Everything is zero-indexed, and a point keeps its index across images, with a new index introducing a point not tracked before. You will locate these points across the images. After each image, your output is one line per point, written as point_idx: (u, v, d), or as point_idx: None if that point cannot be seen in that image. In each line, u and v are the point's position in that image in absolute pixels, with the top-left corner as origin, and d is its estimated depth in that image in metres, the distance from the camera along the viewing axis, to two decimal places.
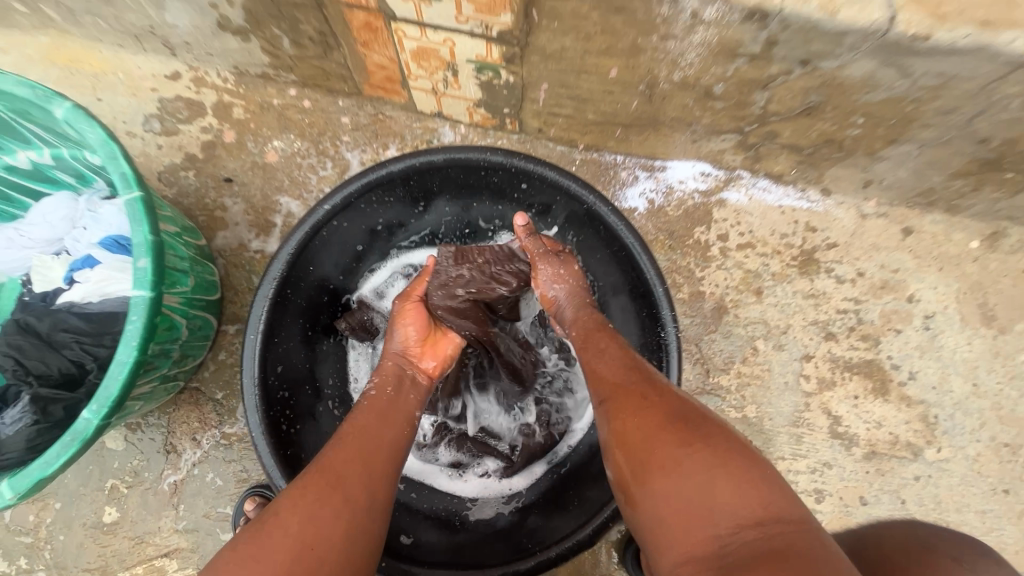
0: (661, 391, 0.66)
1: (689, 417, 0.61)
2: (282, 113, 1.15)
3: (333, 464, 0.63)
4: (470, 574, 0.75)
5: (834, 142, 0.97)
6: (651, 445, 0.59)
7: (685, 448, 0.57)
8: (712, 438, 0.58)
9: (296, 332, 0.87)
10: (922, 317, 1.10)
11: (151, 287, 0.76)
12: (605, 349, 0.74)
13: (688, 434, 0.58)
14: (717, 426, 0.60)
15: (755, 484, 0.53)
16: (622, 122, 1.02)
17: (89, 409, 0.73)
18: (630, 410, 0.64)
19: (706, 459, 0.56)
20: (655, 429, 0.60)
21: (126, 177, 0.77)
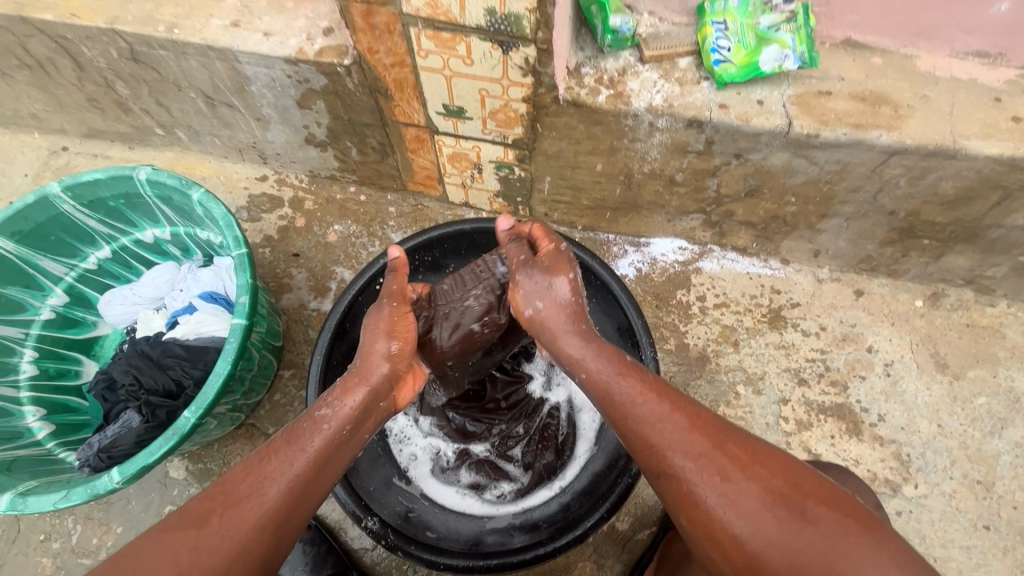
0: (721, 444, 0.69)
1: (772, 481, 0.66)
2: (343, 204, 1.46)
3: (286, 456, 0.72)
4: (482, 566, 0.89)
5: (779, 217, 1.22)
6: (762, 533, 0.63)
7: (792, 529, 0.63)
8: (810, 510, 0.64)
9: (349, 361, 1.10)
10: (883, 365, 1.26)
11: (247, 317, 0.99)
12: (643, 400, 0.73)
13: (790, 513, 0.63)
14: (808, 483, 0.66)
15: (881, 553, 0.60)
16: (610, 206, 1.30)
17: (189, 410, 0.93)
18: (710, 485, 0.66)
19: (822, 542, 0.61)
20: (783, 485, 0.65)
21: (238, 240, 1.05)
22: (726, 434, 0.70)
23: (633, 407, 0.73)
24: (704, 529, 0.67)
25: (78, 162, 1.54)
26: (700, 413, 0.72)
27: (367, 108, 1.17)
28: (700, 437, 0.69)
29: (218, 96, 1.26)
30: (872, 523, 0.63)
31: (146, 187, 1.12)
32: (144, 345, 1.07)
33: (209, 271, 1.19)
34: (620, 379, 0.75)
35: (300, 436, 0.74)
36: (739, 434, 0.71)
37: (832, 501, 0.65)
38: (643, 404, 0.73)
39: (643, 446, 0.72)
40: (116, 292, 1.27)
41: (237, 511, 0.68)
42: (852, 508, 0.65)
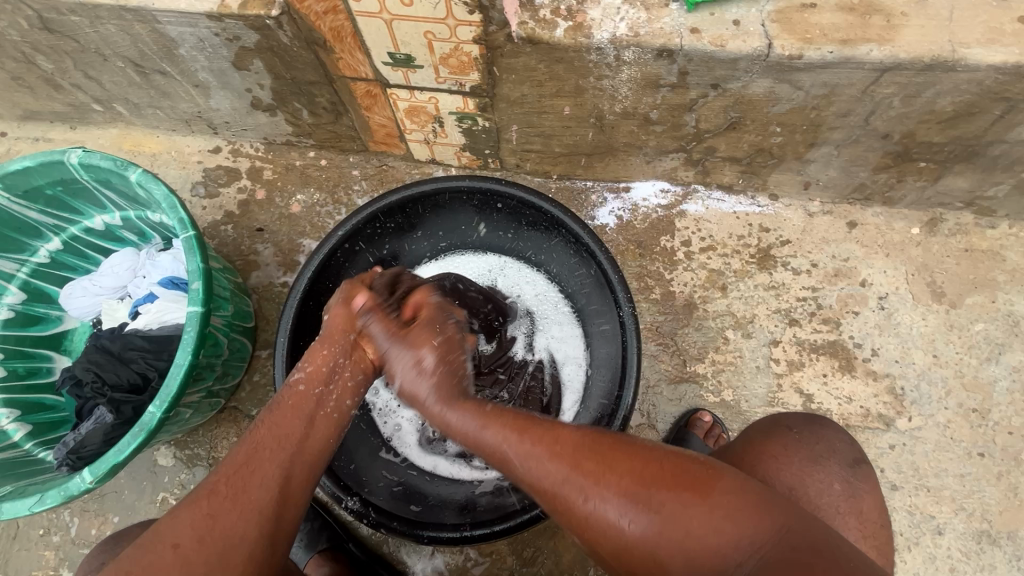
0: (585, 453, 0.64)
1: (635, 477, 0.62)
2: (303, 172, 1.38)
3: (230, 487, 0.63)
4: (474, 529, 0.87)
5: (764, 150, 1.13)
6: (639, 533, 0.60)
7: (653, 523, 0.60)
8: (676, 490, 0.61)
9: None
10: (877, 299, 1.22)
11: (203, 304, 0.94)
12: (508, 442, 0.65)
13: (648, 509, 0.60)
14: (654, 466, 0.62)
15: (739, 514, 0.59)
16: (584, 152, 1.21)
17: (154, 404, 0.90)
18: (583, 505, 0.62)
19: (684, 523, 0.59)
20: (640, 482, 0.61)
21: (184, 222, 0.97)
22: (585, 443, 0.65)
23: (505, 453, 0.65)
24: (596, 544, 0.63)
25: (19, 148, 1.44)
26: (552, 427, 0.67)
27: (309, 64, 1.07)
28: (563, 454, 0.64)
29: (148, 63, 1.15)
30: (726, 486, 0.61)
31: (81, 171, 1.04)
32: (104, 340, 1.04)
33: (168, 254, 1.13)
34: (481, 434, 0.66)
35: (247, 460, 0.65)
36: (593, 437, 0.65)
37: (696, 478, 0.61)
38: (496, 436, 0.66)
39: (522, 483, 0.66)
40: (76, 284, 1.21)
41: (183, 559, 0.60)
42: (697, 474, 0.62)
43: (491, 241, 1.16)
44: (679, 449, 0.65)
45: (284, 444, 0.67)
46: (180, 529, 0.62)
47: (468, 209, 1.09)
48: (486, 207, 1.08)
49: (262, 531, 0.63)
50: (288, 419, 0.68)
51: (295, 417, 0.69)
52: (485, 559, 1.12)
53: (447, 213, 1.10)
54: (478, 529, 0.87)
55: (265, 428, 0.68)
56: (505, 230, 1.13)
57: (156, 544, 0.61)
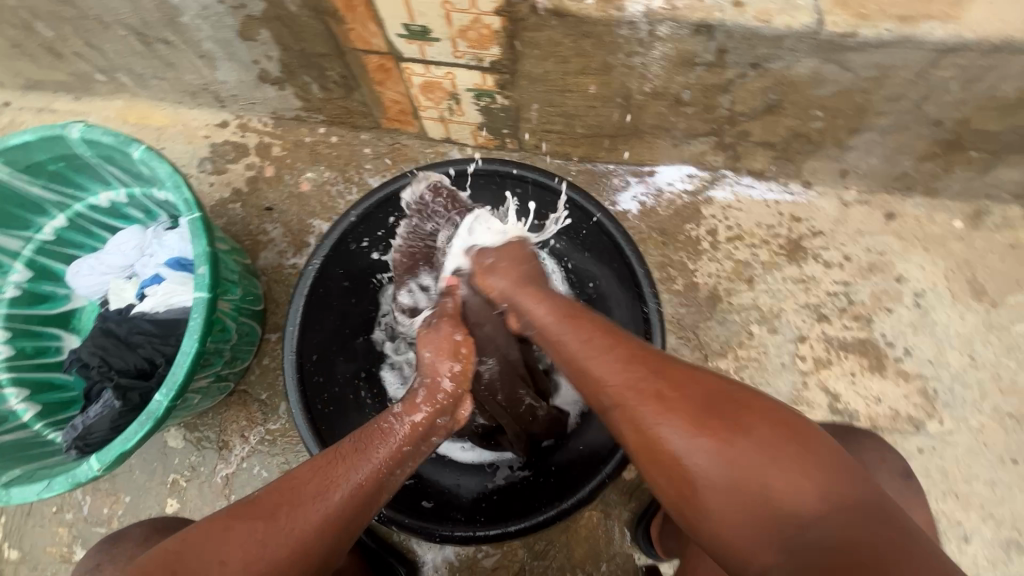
0: (662, 370, 0.61)
1: (708, 400, 0.57)
2: (313, 149, 1.32)
3: (293, 509, 0.61)
4: (489, 531, 0.84)
5: (802, 135, 1.06)
6: (697, 453, 0.55)
7: (723, 447, 0.54)
8: (745, 419, 0.55)
9: (330, 329, 1.00)
10: (912, 295, 1.16)
11: (209, 290, 0.90)
12: (586, 345, 0.67)
13: (720, 428, 0.55)
14: (741, 397, 0.57)
15: (805, 467, 0.52)
16: (608, 133, 1.15)
17: (161, 392, 0.87)
18: (644, 409, 0.59)
19: (747, 458, 0.53)
20: (706, 407, 0.57)
21: (189, 203, 0.93)
22: (673, 367, 0.62)
23: (577, 357, 0.67)
24: (646, 458, 0.59)
25: (23, 119, 1.40)
26: (638, 350, 0.65)
27: (319, 35, 1.01)
28: (642, 367, 0.62)
29: (151, 32, 1.10)
30: (810, 445, 0.53)
31: (83, 146, 1.00)
32: (111, 324, 1.01)
33: (174, 234, 1.09)
34: (557, 337, 0.70)
35: (311, 491, 0.62)
36: (676, 362, 0.62)
37: (776, 418, 0.55)
38: (584, 343, 0.67)
39: (592, 383, 0.65)
40: (83, 262, 1.18)
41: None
42: (784, 417, 0.56)
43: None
44: (764, 397, 0.58)
45: (352, 481, 0.65)
46: (242, 534, 0.58)
47: (487, 197, 1.04)
48: (506, 194, 1.03)
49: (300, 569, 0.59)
50: (354, 464, 0.66)
51: (371, 455, 0.68)
52: (495, 551, 1.11)
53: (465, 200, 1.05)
54: (493, 532, 0.84)
55: (325, 469, 0.65)
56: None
57: (213, 543, 0.58)
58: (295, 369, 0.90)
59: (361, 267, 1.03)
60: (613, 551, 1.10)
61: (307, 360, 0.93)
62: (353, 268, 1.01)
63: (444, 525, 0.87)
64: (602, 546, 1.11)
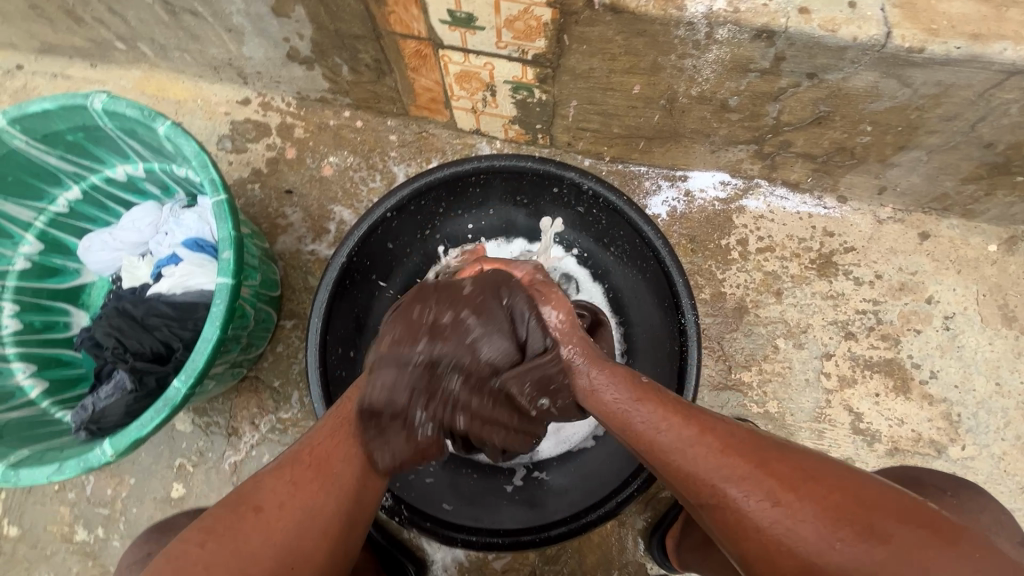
0: (764, 463, 0.57)
1: (831, 495, 0.54)
2: (337, 133, 1.29)
3: (314, 458, 0.63)
4: (516, 538, 0.84)
5: (846, 149, 1.03)
6: (830, 560, 0.52)
7: (864, 550, 0.51)
8: (883, 523, 0.52)
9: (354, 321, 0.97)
10: (942, 318, 1.14)
11: (233, 276, 0.87)
12: (666, 425, 0.62)
13: (851, 526, 0.52)
14: (861, 491, 0.55)
15: (964, 566, 0.50)
16: (645, 135, 1.12)
17: (179, 379, 0.85)
18: (760, 510, 0.55)
19: (899, 562, 0.50)
20: (827, 504, 0.54)
21: (215, 183, 0.90)
22: (785, 469, 0.57)
23: (661, 437, 0.62)
24: (771, 570, 0.54)
25: (36, 84, 1.35)
26: (725, 435, 0.61)
27: (356, 16, 0.97)
28: (740, 457, 0.58)
29: (178, 1, 1.06)
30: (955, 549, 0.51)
31: (104, 117, 0.96)
32: (126, 303, 0.98)
33: (193, 214, 1.05)
34: (632, 411, 0.65)
35: (332, 439, 0.65)
36: (777, 452, 0.58)
37: (908, 511, 0.53)
38: (668, 430, 0.62)
39: (679, 475, 0.60)
40: (96, 237, 1.14)
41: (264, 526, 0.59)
42: (915, 512, 0.53)
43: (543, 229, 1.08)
44: (883, 485, 0.56)
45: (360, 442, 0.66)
46: (265, 496, 0.61)
47: (520, 192, 1.00)
48: (540, 192, 1.00)
49: (344, 515, 0.62)
50: None
51: None
52: (506, 553, 1.10)
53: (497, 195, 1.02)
54: (520, 539, 0.84)
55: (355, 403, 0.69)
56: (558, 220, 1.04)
57: (236, 508, 0.60)
58: (319, 362, 0.87)
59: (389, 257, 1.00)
60: (625, 560, 1.09)
61: (330, 354, 0.90)
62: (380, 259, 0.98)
63: (464, 529, 0.86)
64: (615, 554, 1.09)
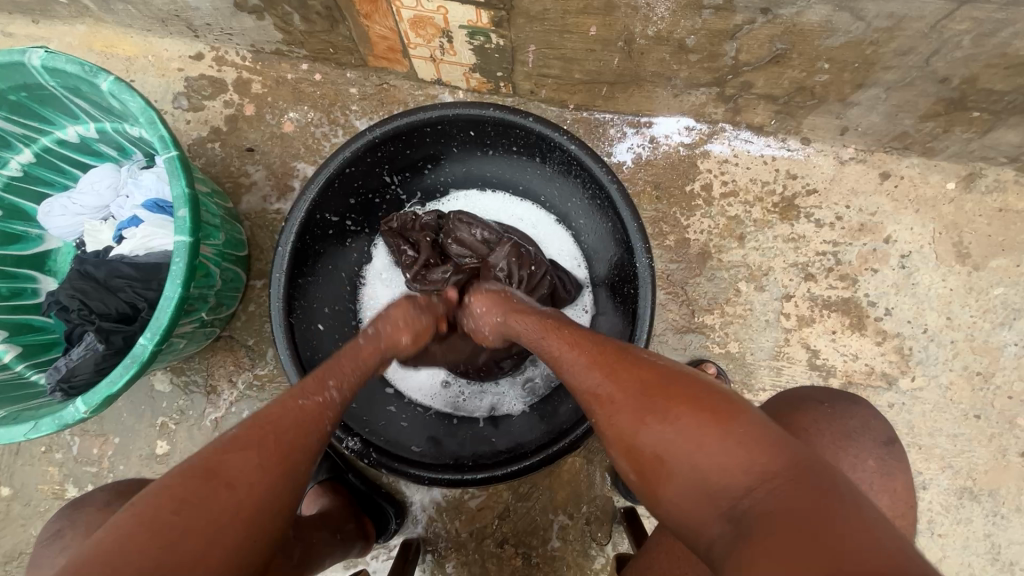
0: (623, 376, 0.66)
1: (650, 392, 0.63)
2: (296, 87, 1.26)
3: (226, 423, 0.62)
4: (478, 475, 0.88)
5: (806, 89, 1.03)
6: (644, 442, 0.60)
7: (660, 433, 0.59)
8: (683, 408, 0.59)
9: (316, 273, 0.99)
10: (898, 257, 1.17)
11: (191, 234, 0.87)
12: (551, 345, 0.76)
13: (659, 417, 0.60)
14: (684, 387, 0.61)
15: (738, 443, 0.55)
16: (607, 80, 1.10)
17: (145, 336, 0.86)
18: (599, 402, 0.67)
19: (686, 442, 0.57)
20: (645, 396, 0.62)
21: (165, 140, 0.88)
22: (638, 387, 0.64)
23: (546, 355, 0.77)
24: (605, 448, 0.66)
25: None
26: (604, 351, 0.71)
27: None
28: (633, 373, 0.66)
29: None
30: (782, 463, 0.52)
31: (45, 75, 0.93)
32: (88, 266, 0.97)
33: (151, 174, 1.05)
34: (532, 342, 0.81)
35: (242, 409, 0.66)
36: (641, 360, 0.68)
37: (708, 400, 0.59)
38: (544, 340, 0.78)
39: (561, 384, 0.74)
40: (54, 202, 1.13)
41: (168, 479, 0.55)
42: (724, 403, 0.58)
43: (513, 177, 1.09)
44: (708, 384, 0.62)
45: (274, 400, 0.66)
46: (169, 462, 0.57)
47: (482, 141, 1.01)
48: (501, 141, 1.00)
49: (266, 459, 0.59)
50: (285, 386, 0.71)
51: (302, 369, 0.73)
52: (481, 493, 1.16)
53: (461, 144, 1.02)
54: (481, 474, 0.88)
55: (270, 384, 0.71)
56: (520, 163, 1.05)
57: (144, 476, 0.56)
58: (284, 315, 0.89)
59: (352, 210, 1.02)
60: (594, 494, 1.16)
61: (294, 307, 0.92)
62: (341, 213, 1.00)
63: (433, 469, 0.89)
64: (584, 489, 1.16)
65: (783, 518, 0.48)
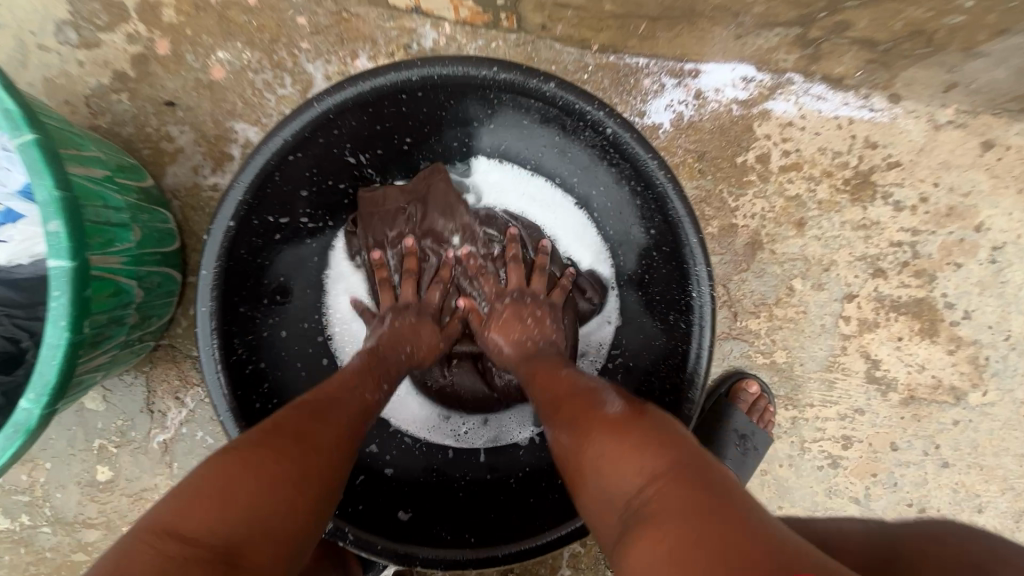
0: (551, 379, 0.66)
1: (574, 398, 0.61)
2: (224, 15, 0.93)
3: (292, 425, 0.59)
4: (482, 555, 0.70)
5: (922, 33, 0.76)
6: (567, 450, 0.58)
7: (577, 441, 0.56)
8: (596, 412, 0.57)
9: (262, 294, 0.74)
10: (989, 249, 0.96)
11: (72, 256, 0.62)
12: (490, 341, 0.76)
13: (576, 422, 0.57)
14: (608, 396, 0.59)
15: (651, 450, 0.51)
16: (648, 14, 0.81)
17: (27, 397, 0.63)
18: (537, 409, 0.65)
19: (597, 453, 0.54)
20: (572, 398, 0.61)
21: (13, 116, 0.59)
22: (573, 395, 0.61)
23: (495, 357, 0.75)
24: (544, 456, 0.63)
25: None
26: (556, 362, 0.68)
27: None
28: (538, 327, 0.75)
29: None
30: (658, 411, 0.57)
31: None
32: None
33: None
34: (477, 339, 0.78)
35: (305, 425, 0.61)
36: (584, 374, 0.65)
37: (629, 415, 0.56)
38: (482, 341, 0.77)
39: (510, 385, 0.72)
40: None
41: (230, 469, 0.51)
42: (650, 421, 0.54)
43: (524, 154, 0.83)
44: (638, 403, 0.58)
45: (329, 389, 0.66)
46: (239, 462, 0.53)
47: (483, 109, 0.74)
48: (508, 110, 0.74)
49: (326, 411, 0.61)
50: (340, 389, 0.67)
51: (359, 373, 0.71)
52: None
53: (451, 111, 0.75)
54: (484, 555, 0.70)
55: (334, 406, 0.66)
56: (529, 135, 0.79)
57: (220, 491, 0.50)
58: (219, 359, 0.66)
59: (305, 205, 0.77)
60: None
61: (234, 346, 0.69)
62: (288, 210, 0.74)
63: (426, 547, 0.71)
64: None
65: (684, 525, 0.43)
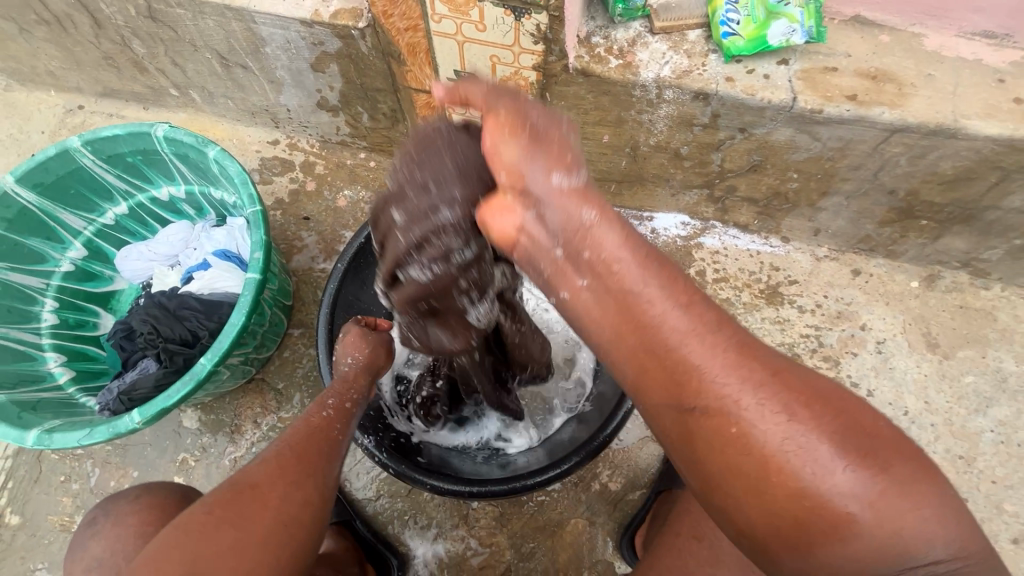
0: (786, 383, 0.52)
1: (833, 428, 0.51)
2: (352, 170, 1.49)
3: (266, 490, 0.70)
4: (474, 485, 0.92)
5: (781, 194, 1.24)
6: (832, 488, 0.50)
7: (863, 481, 0.50)
8: (874, 447, 0.51)
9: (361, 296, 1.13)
10: (875, 342, 1.30)
11: (261, 274, 1.03)
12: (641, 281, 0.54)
13: (864, 465, 0.50)
14: (861, 417, 0.53)
15: (934, 508, 0.51)
16: (615, 179, 1.32)
17: (205, 357, 0.97)
18: (746, 410, 0.51)
19: (886, 500, 0.50)
20: (836, 450, 0.50)
21: (253, 198, 1.07)
22: (820, 401, 0.52)
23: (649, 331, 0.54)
24: (751, 485, 0.52)
25: (93, 121, 1.57)
26: (747, 346, 0.53)
27: (381, 73, 1.20)
28: (757, 363, 0.52)
29: (233, 57, 1.29)
30: (895, 430, 0.54)
31: (164, 144, 1.15)
32: (161, 298, 1.12)
33: (224, 230, 1.22)
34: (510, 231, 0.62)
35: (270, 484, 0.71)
36: (800, 384, 0.53)
37: (896, 454, 0.52)
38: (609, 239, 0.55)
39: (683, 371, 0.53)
40: (133, 248, 1.30)
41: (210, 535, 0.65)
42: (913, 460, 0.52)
43: None
44: (878, 418, 0.54)
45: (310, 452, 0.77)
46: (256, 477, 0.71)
47: None
48: None
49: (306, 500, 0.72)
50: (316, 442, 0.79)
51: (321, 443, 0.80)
52: (483, 550, 1.17)
53: None
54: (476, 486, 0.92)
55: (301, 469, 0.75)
56: None
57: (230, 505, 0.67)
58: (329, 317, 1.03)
59: None
60: (595, 558, 1.16)
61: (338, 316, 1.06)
62: None
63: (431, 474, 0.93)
64: (585, 552, 1.17)
65: None
